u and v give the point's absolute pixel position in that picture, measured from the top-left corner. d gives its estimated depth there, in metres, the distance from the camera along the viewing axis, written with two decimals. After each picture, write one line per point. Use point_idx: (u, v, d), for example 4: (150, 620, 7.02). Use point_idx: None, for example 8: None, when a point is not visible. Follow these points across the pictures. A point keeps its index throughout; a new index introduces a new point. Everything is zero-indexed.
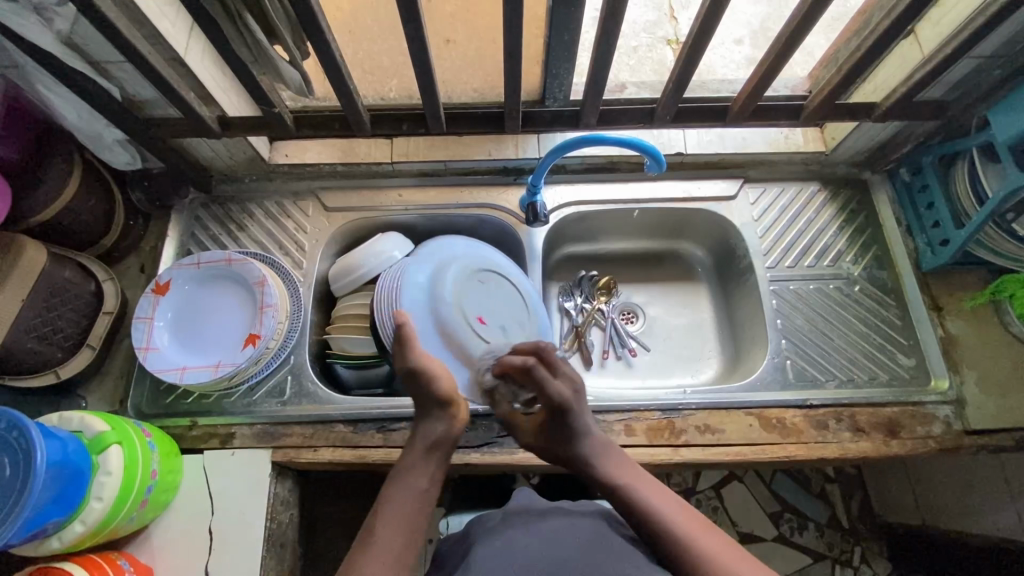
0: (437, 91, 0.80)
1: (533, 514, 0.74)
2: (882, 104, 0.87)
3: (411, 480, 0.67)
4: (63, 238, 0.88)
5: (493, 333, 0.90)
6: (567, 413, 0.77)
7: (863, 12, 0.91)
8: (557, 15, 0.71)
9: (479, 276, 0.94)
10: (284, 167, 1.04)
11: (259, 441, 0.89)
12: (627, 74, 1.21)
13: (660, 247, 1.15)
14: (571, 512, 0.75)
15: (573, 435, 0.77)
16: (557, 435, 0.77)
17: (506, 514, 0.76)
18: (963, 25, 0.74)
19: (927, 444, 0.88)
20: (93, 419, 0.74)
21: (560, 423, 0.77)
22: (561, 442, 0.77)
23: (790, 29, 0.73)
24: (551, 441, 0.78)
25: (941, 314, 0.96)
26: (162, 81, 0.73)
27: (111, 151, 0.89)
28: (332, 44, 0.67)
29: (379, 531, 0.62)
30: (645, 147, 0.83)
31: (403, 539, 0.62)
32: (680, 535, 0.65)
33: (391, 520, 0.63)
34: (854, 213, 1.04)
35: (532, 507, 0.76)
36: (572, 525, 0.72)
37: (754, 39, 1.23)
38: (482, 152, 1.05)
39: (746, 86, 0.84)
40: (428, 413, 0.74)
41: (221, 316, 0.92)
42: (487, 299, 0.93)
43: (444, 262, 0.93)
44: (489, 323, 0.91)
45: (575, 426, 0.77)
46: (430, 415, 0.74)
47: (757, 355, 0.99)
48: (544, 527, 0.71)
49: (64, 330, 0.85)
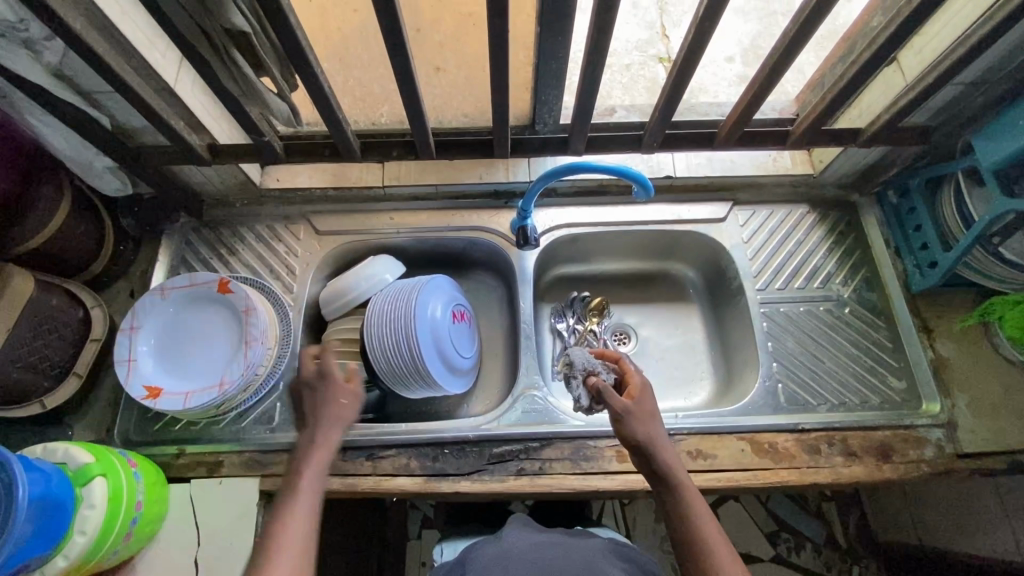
0: (426, 118, 0.80)
1: (529, 548, 0.75)
2: (867, 130, 0.88)
3: (308, 483, 0.69)
4: (50, 265, 0.88)
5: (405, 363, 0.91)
6: (642, 403, 0.76)
7: (848, 38, 0.92)
8: (543, 44, 0.72)
9: (411, 315, 0.92)
10: (275, 192, 1.04)
11: (247, 470, 0.88)
12: (619, 94, 1.22)
13: (651, 268, 1.15)
14: (567, 547, 0.76)
15: (644, 414, 0.75)
16: (637, 407, 0.75)
17: (506, 544, 0.77)
18: (943, 54, 0.75)
19: (920, 468, 0.88)
20: (78, 450, 0.73)
21: (648, 403, 0.77)
22: (649, 418, 0.75)
23: (775, 60, 0.74)
24: (637, 416, 0.74)
25: (931, 336, 0.96)
26: (152, 112, 0.73)
27: (101, 178, 0.89)
28: (320, 76, 0.68)
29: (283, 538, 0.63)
30: (632, 175, 0.84)
31: (296, 556, 0.62)
32: (705, 547, 0.66)
33: (297, 516, 0.65)
34: (843, 235, 1.05)
35: (526, 540, 0.77)
36: (566, 561, 0.73)
37: (744, 58, 1.24)
38: (474, 175, 1.05)
39: (732, 113, 0.85)
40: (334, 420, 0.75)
41: (189, 344, 0.91)
42: (437, 337, 0.93)
43: (423, 302, 0.93)
44: (405, 353, 0.91)
45: (635, 413, 0.75)
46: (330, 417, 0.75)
47: (749, 378, 0.98)
48: (535, 561, 0.73)
49: (50, 359, 0.84)
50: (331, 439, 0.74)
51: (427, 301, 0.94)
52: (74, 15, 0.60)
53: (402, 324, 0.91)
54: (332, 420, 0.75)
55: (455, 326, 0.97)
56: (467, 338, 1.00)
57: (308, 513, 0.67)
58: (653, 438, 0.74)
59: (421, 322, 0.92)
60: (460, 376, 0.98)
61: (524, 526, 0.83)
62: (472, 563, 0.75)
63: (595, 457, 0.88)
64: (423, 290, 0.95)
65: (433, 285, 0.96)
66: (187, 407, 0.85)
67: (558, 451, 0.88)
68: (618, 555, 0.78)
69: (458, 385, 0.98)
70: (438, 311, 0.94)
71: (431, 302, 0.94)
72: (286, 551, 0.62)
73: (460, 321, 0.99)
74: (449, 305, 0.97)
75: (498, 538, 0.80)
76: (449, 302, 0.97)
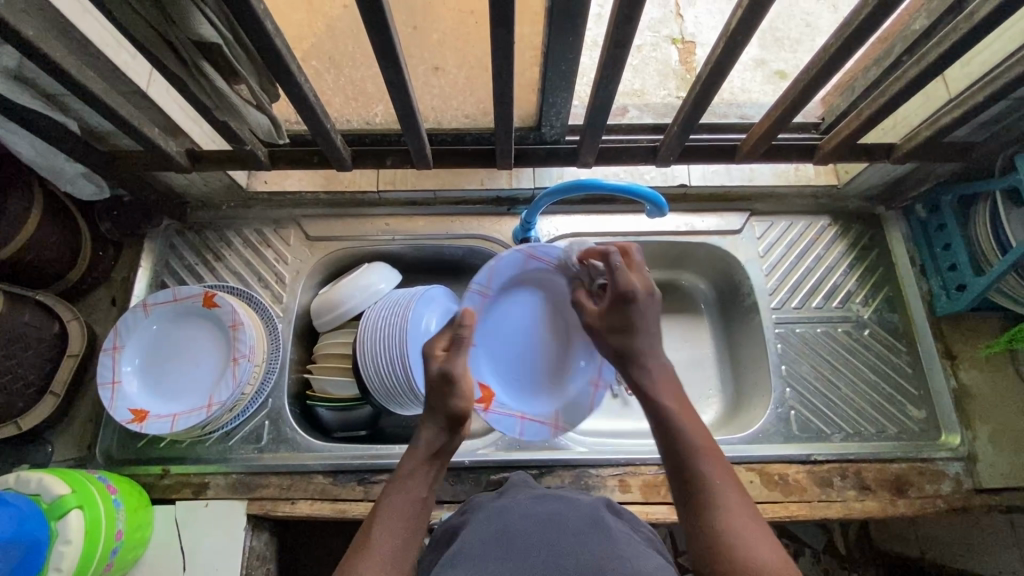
0: (420, 123, 0.74)
1: (531, 500, 0.64)
2: (902, 146, 0.81)
3: (413, 480, 0.61)
4: (22, 276, 0.83)
5: (508, 426, 0.84)
6: (633, 304, 0.72)
7: (886, 39, 0.84)
8: (552, 49, 0.64)
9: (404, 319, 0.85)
10: (263, 195, 0.98)
11: (233, 492, 0.84)
12: (629, 77, 1.13)
13: (661, 278, 1.09)
14: (566, 498, 0.64)
15: (642, 327, 0.72)
16: (624, 323, 0.72)
17: (502, 502, 0.65)
18: (1001, 71, 0.68)
19: (935, 504, 0.84)
20: (53, 481, 0.69)
21: (623, 315, 0.73)
22: (618, 331, 0.73)
23: (812, 74, 0.67)
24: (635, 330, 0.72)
25: (954, 363, 0.92)
26: (122, 120, 0.67)
27: (74, 183, 0.83)
28: (305, 86, 0.62)
29: (377, 531, 0.56)
30: (645, 195, 0.78)
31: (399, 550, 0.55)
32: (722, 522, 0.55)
33: (389, 527, 0.56)
34: (865, 251, 0.99)
35: (527, 493, 0.67)
36: (564, 509, 0.62)
37: (763, 39, 1.15)
38: (474, 181, 0.99)
39: (759, 129, 0.79)
40: (434, 421, 0.66)
41: (174, 362, 0.86)
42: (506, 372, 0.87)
43: (417, 311, 0.87)
44: (496, 416, 0.84)
45: (637, 322, 0.72)
46: (436, 420, 0.66)
47: (758, 405, 0.93)
48: (538, 514, 0.61)
49: (24, 378, 0.80)
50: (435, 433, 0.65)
51: (416, 312, 0.87)
52: (25, 21, 0.53)
53: (394, 329, 0.85)
54: (433, 421, 0.66)
55: (513, 326, 0.88)
56: (511, 402, 0.86)
57: (409, 517, 0.58)
58: (638, 353, 0.70)
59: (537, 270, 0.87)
60: (573, 382, 0.89)
61: (526, 481, 0.73)
62: (467, 519, 0.64)
63: (597, 486, 0.85)
64: (496, 275, 0.84)
65: (478, 298, 0.84)
66: (175, 430, 0.80)
67: (559, 479, 0.85)
68: (620, 511, 0.66)
69: (596, 402, 0.88)
70: (434, 323, 0.88)
71: (506, 283, 0.86)
72: (381, 547, 0.54)
73: (498, 351, 0.87)
74: (500, 318, 0.87)
75: (498, 492, 0.70)
76: (492, 327, 0.87)
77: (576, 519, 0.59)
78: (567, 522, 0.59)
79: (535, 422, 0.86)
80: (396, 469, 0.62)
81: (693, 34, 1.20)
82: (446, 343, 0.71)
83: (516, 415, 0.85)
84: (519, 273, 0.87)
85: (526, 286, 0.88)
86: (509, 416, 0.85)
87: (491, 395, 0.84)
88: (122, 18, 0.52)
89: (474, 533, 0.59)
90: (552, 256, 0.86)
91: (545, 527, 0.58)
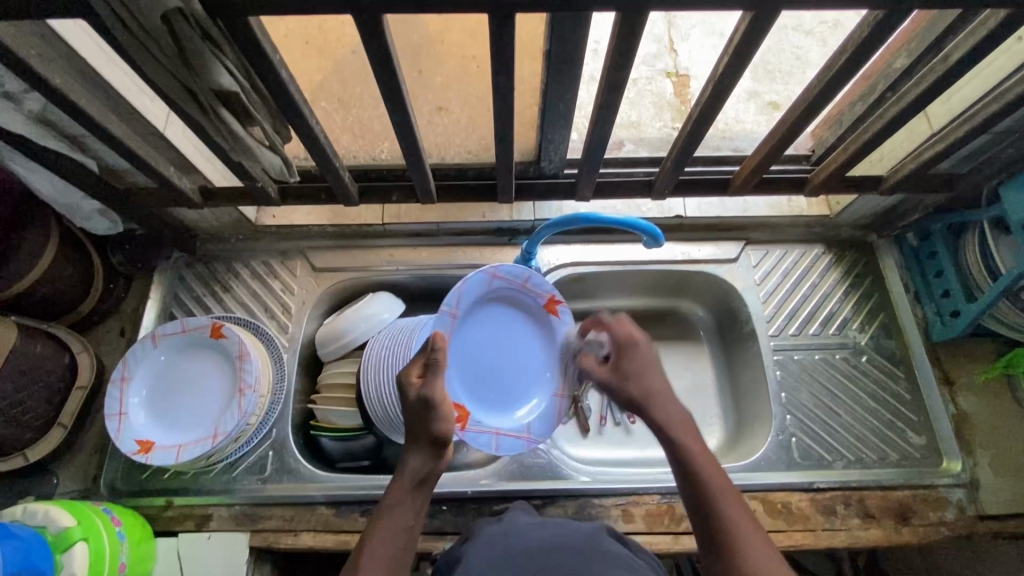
0: (426, 164, 0.76)
1: (530, 525, 0.65)
2: (889, 178, 0.84)
3: (399, 510, 0.62)
4: (36, 309, 0.85)
5: (485, 442, 0.80)
6: (637, 347, 0.72)
7: (870, 77, 0.88)
8: (550, 91, 0.68)
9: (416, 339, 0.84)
10: (272, 229, 1.02)
11: (237, 524, 0.84)
12: (626, 110, 1.18)
13: (659, 305, 1.10)
14: (563, 523, 0.65)
15: (648, 370, 0.70)
16: (631, 372, 0.70)
17: (501, 527, 0.66)
18: (977, 109, 0.71)
19: (940, 532, 0.84)
20: (59, 512, 0.70)
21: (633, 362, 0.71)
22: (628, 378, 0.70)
23: (797, 113, 0.70)
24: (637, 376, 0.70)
25: (952, 389, 0.93)
26: (139, 161, 0.70)
27: (89, 219, 0.87)
28: (316, 129, 0.65)
29: (364, 564, 0.58)
30: (640, 226, 0.80)
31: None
32: (722, 523, 0.57)
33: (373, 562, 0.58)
34: (860, 278, 1.01)
35: (527, 520, 0.68)
36: (561, 533, 0.63)
37: (755, 73, 1.20)
38: (476, 213, 1.02)
39: (750, 162, 0.82)
40: (420, 445, 0.65)
41: (180, 393, 0.87)
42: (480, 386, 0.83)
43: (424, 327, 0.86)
44: (475, 435, 0.80)
45: (635, 366, 0.71)
46: (422, 444, 0.65)
47: (759, 433, 0.93)
48: (537, 538, 0.62)
49: (34, 410, 0.81)
50: (420, 458, 0.64)
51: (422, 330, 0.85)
52: (55, 72, 0.57)
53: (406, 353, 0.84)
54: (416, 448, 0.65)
55: (487, 339, 0.85)
56: (486, 419, 0.82)
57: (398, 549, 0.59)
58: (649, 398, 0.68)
59: (505, 287, 0.85)
60: (546, 390, 0.87)
61: (530, 512, 0.73)
62: (468, 545, 0.65)
63: (600, 516, 0.85)
64: (464, 296, 0.81)
65: (449, 319, 0.80)
66: (179, 461, 0.81)
67: (563, 508, 0.85)
68: (618, 537, 0.67)
69: (562, 412, 0.86)
70: None
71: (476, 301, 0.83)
72: None
73: (469, 365, 0.83)
74: (474, 332, 0.84)
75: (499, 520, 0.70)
76: (466, 341, 0.83)
77: (573, 542, 0.60)
78: (565, 545, 0.60)
79: (510, 436, 0.82)
80: (381, 497, 0.63)
81: (687, 68, 1.24)
82: (420, 370, 0.68)
83: (492, 431, 0.81)
84: (485, 291, 0.83)
85: (494, 302, 0.86)
86: (485, 433, 0.80)
87: (465, 413, 0.80)
88: (148, 70, 0.56)
89: (474, 558, 0.60)
90: (518, 274, 0.84)
91: (543, 550, 0.59)
